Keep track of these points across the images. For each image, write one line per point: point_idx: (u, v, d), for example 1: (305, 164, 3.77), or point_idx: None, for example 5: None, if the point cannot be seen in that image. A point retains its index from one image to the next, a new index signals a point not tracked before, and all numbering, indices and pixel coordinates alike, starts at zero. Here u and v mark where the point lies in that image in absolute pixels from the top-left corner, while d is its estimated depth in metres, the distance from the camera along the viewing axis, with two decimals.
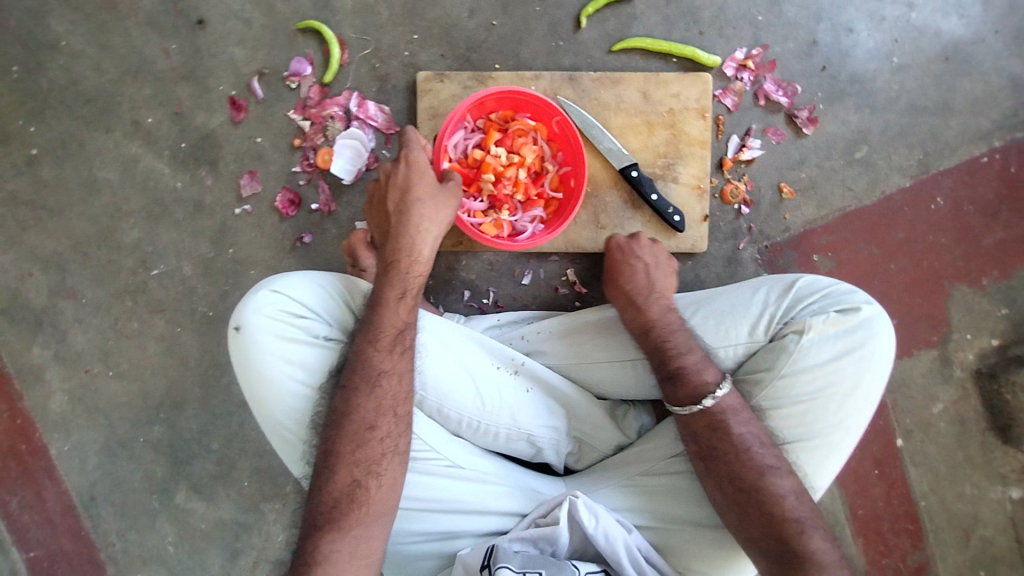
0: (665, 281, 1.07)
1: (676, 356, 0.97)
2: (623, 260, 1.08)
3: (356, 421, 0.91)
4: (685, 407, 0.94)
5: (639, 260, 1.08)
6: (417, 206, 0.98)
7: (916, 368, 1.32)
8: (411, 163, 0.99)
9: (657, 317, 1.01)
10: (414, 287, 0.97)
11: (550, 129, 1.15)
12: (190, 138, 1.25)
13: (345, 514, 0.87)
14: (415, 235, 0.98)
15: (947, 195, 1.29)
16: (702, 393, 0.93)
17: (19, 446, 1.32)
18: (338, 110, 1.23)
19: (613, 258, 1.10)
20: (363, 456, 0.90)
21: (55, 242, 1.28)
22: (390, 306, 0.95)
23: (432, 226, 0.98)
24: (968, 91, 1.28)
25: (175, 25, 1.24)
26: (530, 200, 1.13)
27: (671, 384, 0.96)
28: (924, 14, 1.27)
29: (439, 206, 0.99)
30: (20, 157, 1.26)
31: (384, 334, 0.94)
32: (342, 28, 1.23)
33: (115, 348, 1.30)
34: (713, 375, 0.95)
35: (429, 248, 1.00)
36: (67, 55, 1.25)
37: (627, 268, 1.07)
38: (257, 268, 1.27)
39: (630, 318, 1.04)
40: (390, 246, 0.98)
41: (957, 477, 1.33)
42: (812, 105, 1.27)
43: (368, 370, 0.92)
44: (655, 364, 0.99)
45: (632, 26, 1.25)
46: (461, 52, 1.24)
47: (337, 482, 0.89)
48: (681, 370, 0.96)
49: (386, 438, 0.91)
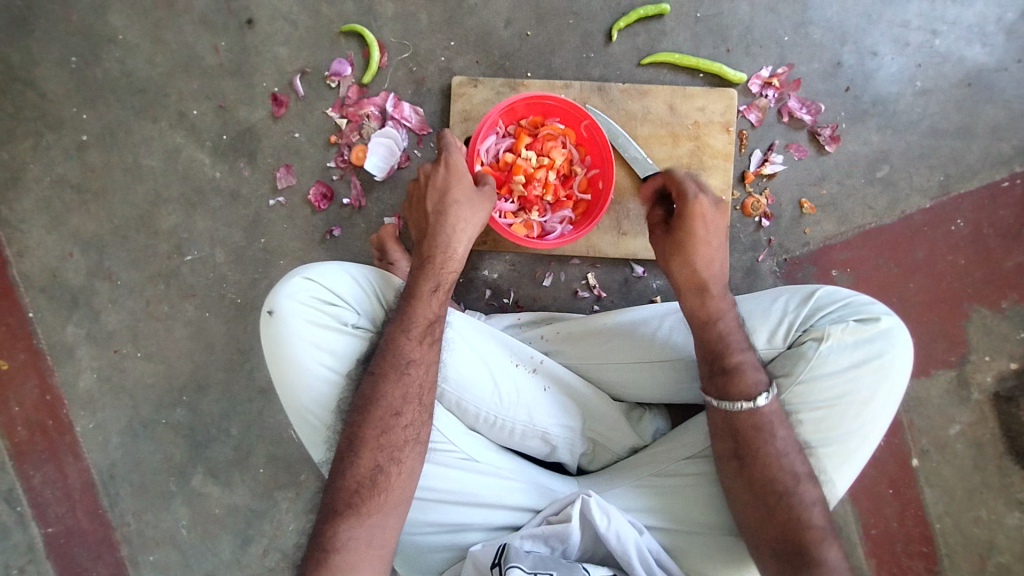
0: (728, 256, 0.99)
1: (732, 351, 0.95)
2: (706, 235, 0.96)
3: (382, 408, 0.92)
4: (736, 404, 0.92)
5: (717, 235, 0.97)
6: (455, 205, 1.01)
7: (933, 388, 1.32)
8: (450, 165, 1.01)
9: (722, 308, 0.97)
10: (447, 283, 1.00)
11: (578, 134, 1.19)
12: (232, 131, 1.31)
13: (366, 499, 0.89)
14: (451, 234, 1.01)
15: (967, 217, 1.31)
16: (754, 391, 0.92)
17: (46, 422, 1.35)
18: (374, 110, 1.28)
19: (694, 230, 0.95)
20: (386, 442, 0.91)
21: (96, 225, 1.33)
22: (423, 299, 0.98)
23: (467, 226, 1.02)
24: (990, 117, 1.30)
25: (225, 24, 1.30)
26: (560, 202, 1.17)
27: (724, 379, 0.94)
28: (948, 41, 1.30)
29: (475, 209, 1.02)
30: (70, 142, 1.32)
31: (416, 325, 0.97)
32: (382, 33, 1.29)
33: (145, 330, 1.34)
34: (765, 375, 0.94)
35: (463, 247, 1.03)
36: (122, 48, 1.31)
37: (706, 247, 0.96)
38: (287, 258, 1.31)
39: (692, 301, 0.97)
40: (426, 242, 1.01)
41: (973, 501, 1.31)
42: (834, 124, 1.30)
43: (397, 359, 0.95)
44: (708, 356, 0.96)
45: (661, 41, 1.29)
46: (495, 60, 1.29)
47: (360, 467, 0.90)
48: (737, 367, 0.93)
49: (410, 425, 0.93)
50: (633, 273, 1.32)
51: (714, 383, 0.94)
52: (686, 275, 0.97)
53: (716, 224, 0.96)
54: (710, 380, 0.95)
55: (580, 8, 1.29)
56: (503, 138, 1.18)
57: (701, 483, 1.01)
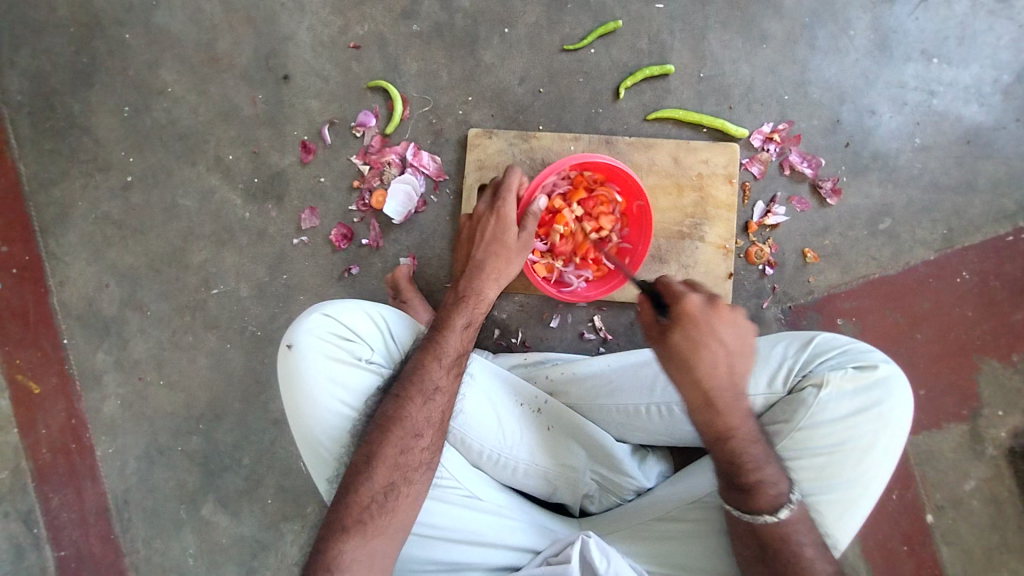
0: (741, 362, 0.88)
1: (751, 465, 0.89)
2: (700, 347, 0.86)
3: (405, 428, 0.95)
4: (759, 518, 0.89)
5: (718, 342, 0.87)
6: (493, 252, 1.09)
7: (945, 441, 1.30)
8: (499, 217, 1.10)
9: (736, 425, 0.89)
10: (478, 321, 1.07)
11: (627, 208, 1.21)
12: (263, 174, 1.41)
13: (373, 519, 0.90)
14: (486, 279, 1.09)
15: (972, 270, 1.32)
16: (776, 504, 0.89)
17: (70, 445, 1.40)
18: (395, 158, 1.37)
19: (692, 339, 0.86)
20: (404, 462, 0.94)
21: (132, 258, 1.42)
22: (454, 332, 1.04)
23: (501, 276, 1.10)
24: (991, 173, 1.34)
25: (264, 79, 1.42)
26: (585, 261, 1.20)
27: (744, 494, 0.90)
28: (946, 101, 1.35)
29: (512, 259, 1.10)
30: (116, 182, 1.44)
31: (448, 354, 1.02)
32: (406, 88, 1.40)
33: (169, 359, 1.40)
34: (789, 485, 0.90)
35: (495, 291, 1.11)
36: (170, 99, 1.44)
37: (705, 353, 0.86)
38: (307, 294, 1.38)
39: (702, 419, 0.90)
40: (463, 283, 1.09)
41: (993, 562, 1.27)
42: (835, 177, 1.34)
43: (425, 382, 0.98)
44: (725, 470, 0.91)
45: (667, 98, 1.37)
46: (509, 114, 1.38)
47: (373, 485, 0.92)
48: (757, 484, 0.89)
49: (427, 449, 0.96)
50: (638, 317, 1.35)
51: (734, 498, 0.91)
52: (690, 391, 0.88)
53: (714, 332, 0.86)
54: (729, 491, 0.91)
55: (590, 67, 1.38)
56: (563, 180, 1.19)
57: (703, 529, 1.00)
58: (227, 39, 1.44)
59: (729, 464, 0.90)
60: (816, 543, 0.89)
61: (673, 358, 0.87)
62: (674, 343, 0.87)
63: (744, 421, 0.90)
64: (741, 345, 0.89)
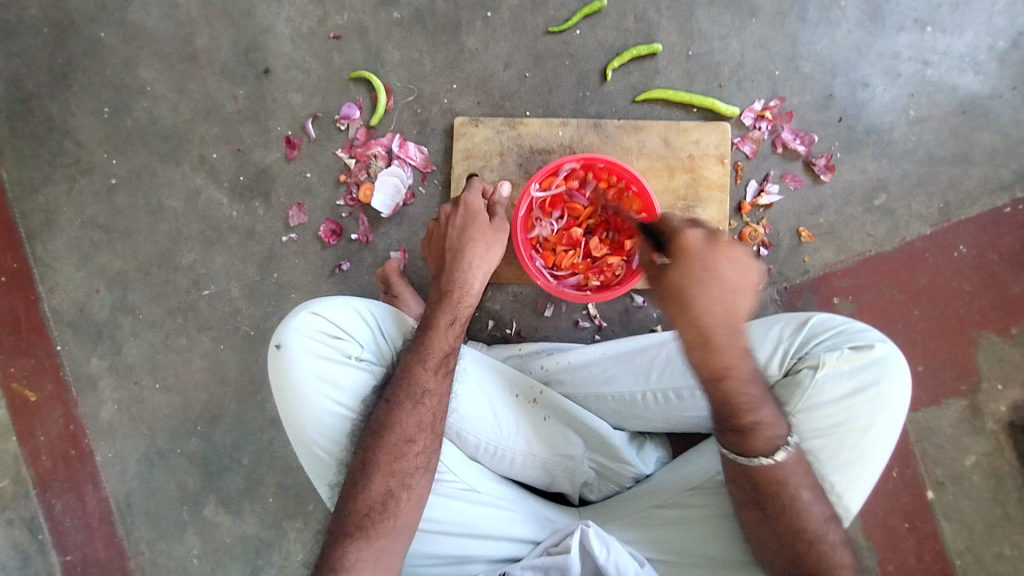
0: (742, 300, 0.84)
1: (747, 409, 0.87)
2: (699, 283, 0.81)
3: (396, 434, 0.94)
4: (755, 460, 0.88)
5: (718, 276, 0.82)
6: (470, 238, 1.09)
7: (944, 417, 1.30)
8: (467, 204, 1.11)
9: (733, 367, 0.85)
10: (463, 316, 1.04)
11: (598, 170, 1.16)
12: (248, 172, 1.39)
13: (376, 524, 0.91)
14: (467, 270, 1.07)
15: (970, 243, 1.30)
16: (774, 446, 0.88)
17: (69, 451, 1.41)
18: (381, 150, 1.35)
19: (688, 272, 0.82)
20: (398, 467, 0.93)
21: (121, 262, 1.41)
22: (439, 331, 1.01)
23: (481, 262, 1.08)
24: (988, 143, 1.31)
25: (244, 74, 1.40)
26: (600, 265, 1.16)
27: (738, 436, 0.88)
28: (940, 71, 1.32)
29: (490, 245, 1.10)
30: (100, 186, 1.42)
31: (432, 356, 0.99)
32: (389, 78, 1.37)
33: (163, 361, 1.40)
34: (784, 428, 0.90)
35: (479, 282, 1.09)
36: (150, 99, 1.41)
37: (703, 288, 0.81)
38: (298, 292, 1.37)
39: (698, 357, 0.85)
40: (444, 278, 1.07)
41: (993, 534, 1.27)
42: (829, 153, 1.32)
43: (412, 388, 0.97)
44: (721, 411, 0.88)
45: (655, 79, 1.34)
46: (495, 101, 1.36)
47: (371, 491, 0.92)
48: (754, 426, 0.88)
49: (421, 453, 0.95)
50: (633, 303, 1.34)
51: (731, 441, 0.90)
52: (689, 332, 0.84)
53: (716, 268, 0.82)
54: (724, 435, 0.90)
55: (576, 49, 1.35)
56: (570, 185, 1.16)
57: (704, 513, 1.00)
58: (205, 34, 1.41)
59: (723, 405, 0.88)
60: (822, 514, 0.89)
61: (670, 295, 0.83)
62: (674, 281, 0.82)
63: (742, 359, 0.86)
64: (743, 283, 0.83)
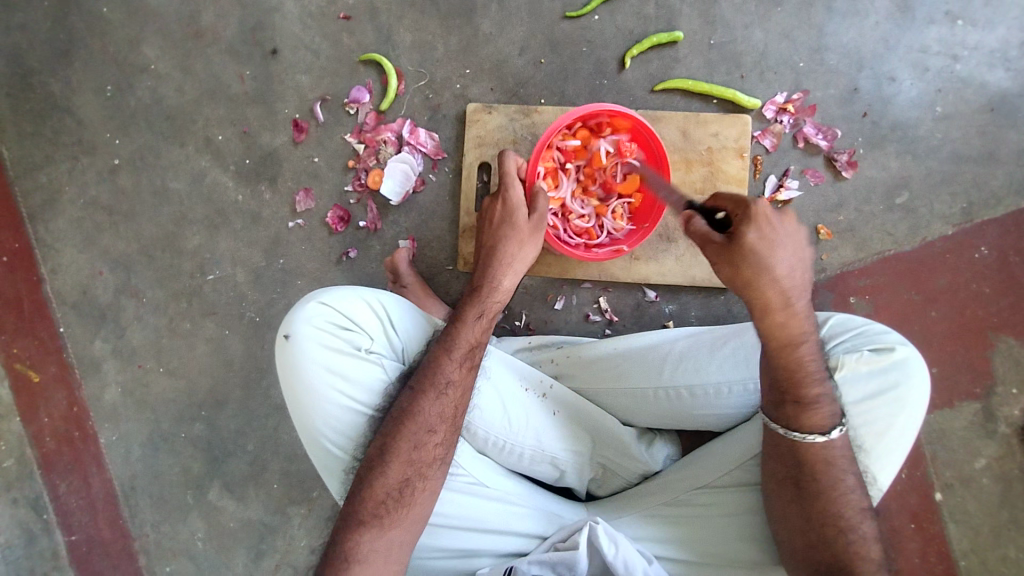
0: (808, 272, 0.90)
1: (809, 378, 0.90)
2: (774, 249, 0.85)
3: (417, 423, 0.93)
4: (808, 437, 0.88)
5: (788, 245, 0.87)
6: (507, 237, 1.03)
7: (957, 420, 1.28)
8: (506, 204, 1.04)
9: (802, 331, 0.89)
10: (492, 311, 1.02)
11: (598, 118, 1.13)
12: (255, 155, 1.36)
13: (390, 513, 0.90)
14: (501, 267, 1.03)
15: (991, 245, 1.27)
16: (829, 424, 0.89)
17: (73, 433, 1.40)
18: (391, 136, 1.32)
19: (756, 244, 0.85)
20: (417, 457, 0.92)
21: (125, 243, 1.38)
22: (468, 324, 1.00)
23: (517, 264, 1.03)
24: (1014, 142, 1.27)
25: (252, 54, 1.36)
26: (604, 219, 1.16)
27: (797, 409, 0.89)
28: (969, 66, 1.28)
29: (524, 245, 1.04)
30: (103, 166, 1.39)
31: (459, 348, 0.98)
32: (400, 61, 1.33)
33: (166, 346, 1.38)
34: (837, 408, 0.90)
35: (510, 280, 1.04)
36: (154, 77, 1.38)
37: (777, 252, 0.85)
38: (305, 278, 1.35)
39: (769, 323, 0.88)
40: (477, 273, 1.04)
41: (1001, 538, 1.26)
42: (851, 149, 1.28)
43: (436, 377, 0.96)
44: (781, 381, 0.91)
45: (675, 68, 1.30)
46: (510, 87, 1.32)
47: (388, 478, 0.91)
48: (815, 399, 0.89)
49: (440, 445, 0.93)
50: (645, 297, 1.32)
51: (784, 412, 0.90)
52: (751, 296, 0.88)
53: (787, 238, 0.86)
54: (782, 406, 0.90)
55: (594, 35, 1.31)
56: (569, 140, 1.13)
57: (713, 512, 0.99)
58: (211, 11, 1.36)
59: (788, 374, 0.90)
60: (850, 516, 0.87)
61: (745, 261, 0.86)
62: (743, 253, 0.85)
63: (809, 325, 0.90)
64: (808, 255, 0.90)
